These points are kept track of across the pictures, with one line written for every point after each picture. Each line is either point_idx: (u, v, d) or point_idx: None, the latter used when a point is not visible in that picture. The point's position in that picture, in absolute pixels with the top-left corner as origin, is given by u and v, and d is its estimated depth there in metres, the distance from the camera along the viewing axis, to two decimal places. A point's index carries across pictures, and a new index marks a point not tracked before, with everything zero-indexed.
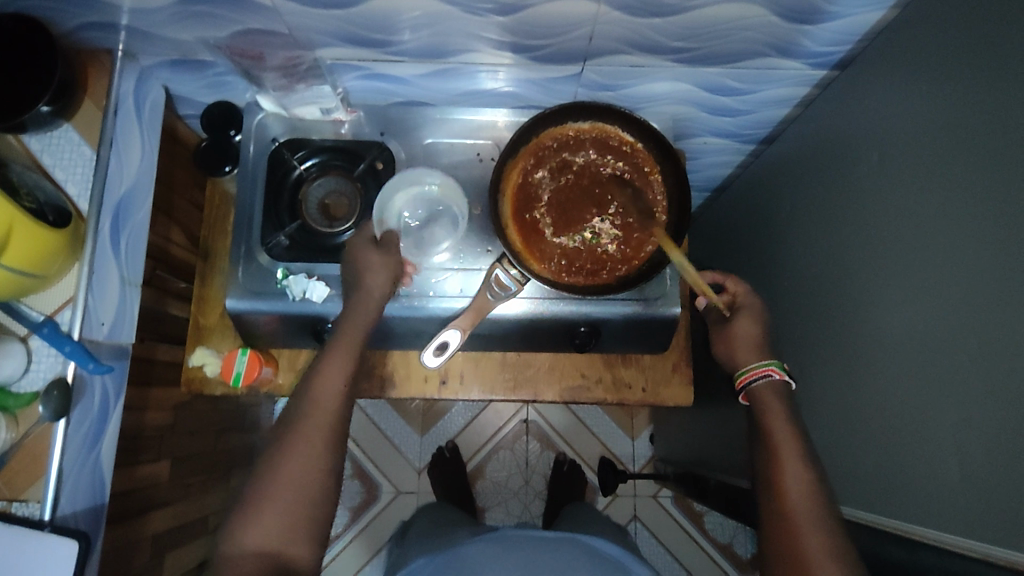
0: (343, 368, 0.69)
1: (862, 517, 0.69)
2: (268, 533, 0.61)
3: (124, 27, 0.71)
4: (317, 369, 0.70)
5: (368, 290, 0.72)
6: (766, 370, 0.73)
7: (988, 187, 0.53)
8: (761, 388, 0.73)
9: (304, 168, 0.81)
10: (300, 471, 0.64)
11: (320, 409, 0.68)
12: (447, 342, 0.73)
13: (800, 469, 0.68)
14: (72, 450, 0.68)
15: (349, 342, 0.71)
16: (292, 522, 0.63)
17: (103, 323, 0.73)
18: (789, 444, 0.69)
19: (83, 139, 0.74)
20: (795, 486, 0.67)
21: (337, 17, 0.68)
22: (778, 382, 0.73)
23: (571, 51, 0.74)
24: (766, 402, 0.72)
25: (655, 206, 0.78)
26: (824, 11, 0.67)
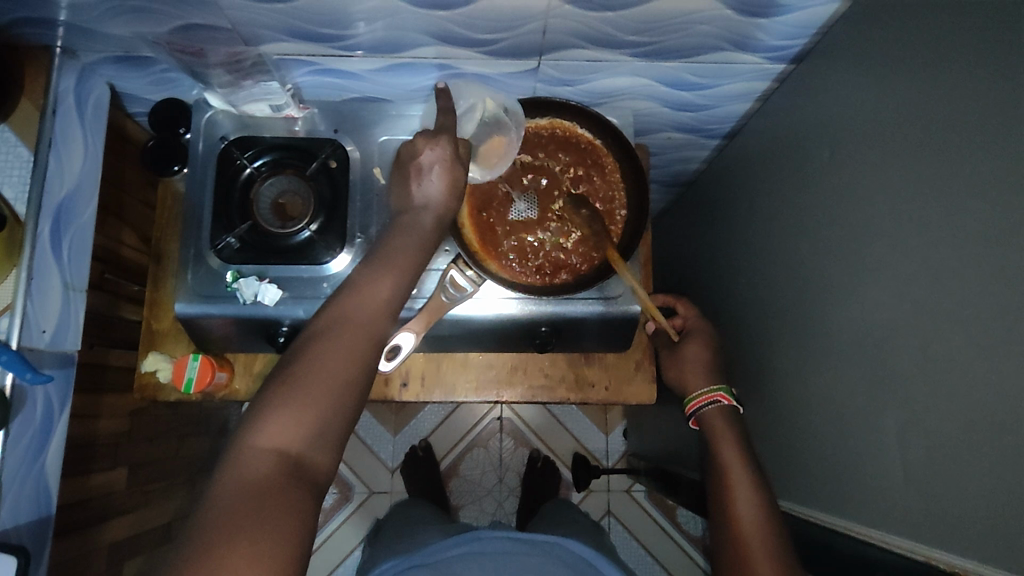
0: (400, 273, 0.60)
1: (815, 516, 0.69)
2: (288, 438, 0.49)
3: (61, 22, 0.68)
4: (373, 268, 0.59)
5: (425, 191, 0.63)
6: (716, 396, 0.74)
7: (938, 185, 0.52)
8: (711, 413, 0.74)
9: (254, 167, 0.78)
10: (335, 369, 0.52)
11: (369, 314, 0.56)
12: (398, 343, 0.70)
13: (743, 483, 0.67)
14: (12, 462, 0.66)
15: (413, 240, 0.62)
16: (320, 428, 0.50)
17: (45, 330, 0.71)
18: (734, 459, 0.69)
19: (19, 140, 0.71)
20: (743, 498, 0.66)
21: (280, 11, 0.66)
22: (727, 408, 0.74)
23: (525, 45, 0.73)
24: (713, 423, 0.73)
25: (612, 205, 0.77)
26: (777, 4, 0.65)
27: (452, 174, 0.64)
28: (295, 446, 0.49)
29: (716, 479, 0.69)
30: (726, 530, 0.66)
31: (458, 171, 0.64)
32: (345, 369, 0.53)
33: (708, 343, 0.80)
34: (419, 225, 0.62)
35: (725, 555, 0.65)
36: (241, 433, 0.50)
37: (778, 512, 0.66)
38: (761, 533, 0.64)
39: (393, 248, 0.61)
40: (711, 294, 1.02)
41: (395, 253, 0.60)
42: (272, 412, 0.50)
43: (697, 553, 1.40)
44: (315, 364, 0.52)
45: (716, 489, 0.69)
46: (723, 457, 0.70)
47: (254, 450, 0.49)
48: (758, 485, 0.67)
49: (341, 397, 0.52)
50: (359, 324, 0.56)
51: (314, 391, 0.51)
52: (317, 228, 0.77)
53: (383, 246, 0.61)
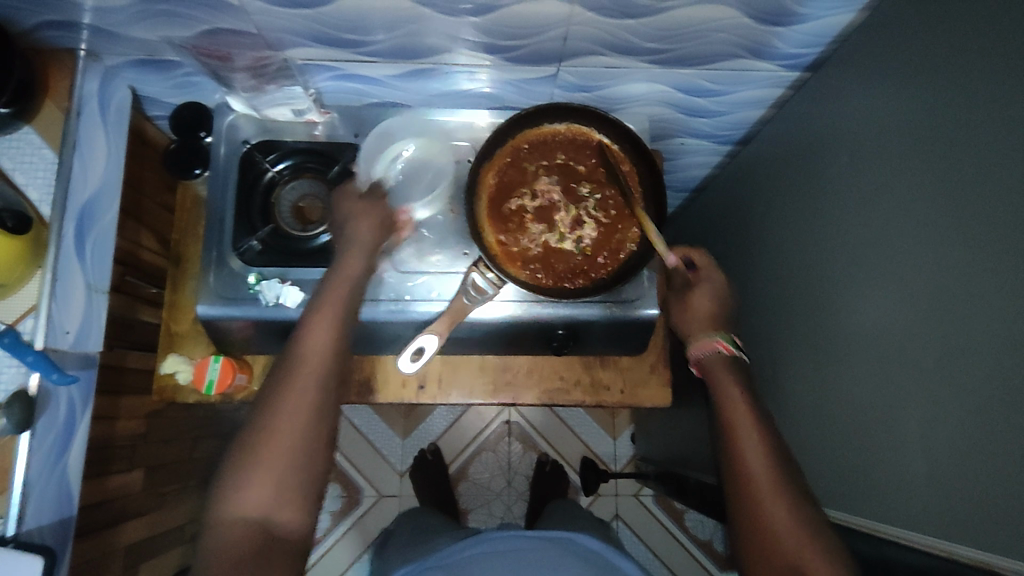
0: (334, 316, 0.65)
1: (837, 516, 0.69)
2: (259, 497, 0.57)
3: (87, 26, 0.69)
4: (305, 323, 0.65)
5: (352, 240, 0.70)
6: (716, 343, 0.71)
7: (955, 192, 0.54)
8: (711, 360, 0.71)
9: (275, 170, 0.80)
10: (290, 426, 0.59)
11: (307, 367, 0.62)
12: (422, 343, 0.72)
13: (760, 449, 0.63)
14: (36, 461, 0.66)
15: (342, 283, 0.67)
16: (282, 482, 0.58)
17: (68, 331, 0.71)
18: (746, 423, 0.65)
19: (44, 142, 0.72)
20: (762, 468, 0.62)
21: (305, 16, 0.66)
22: (727, 356, 0.70)
23: (545, 51, 0.74)
24: (716, 374, 0.69)
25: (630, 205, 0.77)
26: (795, 13, 0.67)
27: (380, 223, 0.72)
28: (263, 503, 0.57)
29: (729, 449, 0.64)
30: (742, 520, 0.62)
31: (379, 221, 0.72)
32: (304, 420, 0.60)
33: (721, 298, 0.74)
34: (350, 269, 0.68)
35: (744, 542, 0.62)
36: (224, 491, 0.57)
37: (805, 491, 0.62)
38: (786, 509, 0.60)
39: (327, 296, 0.66)
40: None
41: (329, 296, 0.66)
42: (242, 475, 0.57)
43: (705, 557, 1.41)
44: (273, 429, 0.59)
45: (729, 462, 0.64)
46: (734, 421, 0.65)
47: (233, 509, 0.56)
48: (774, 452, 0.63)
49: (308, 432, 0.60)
50: (308, 375, 0.62)
51: (273, 451, 0.58)
52: None
53: (318, 296, 0.67)
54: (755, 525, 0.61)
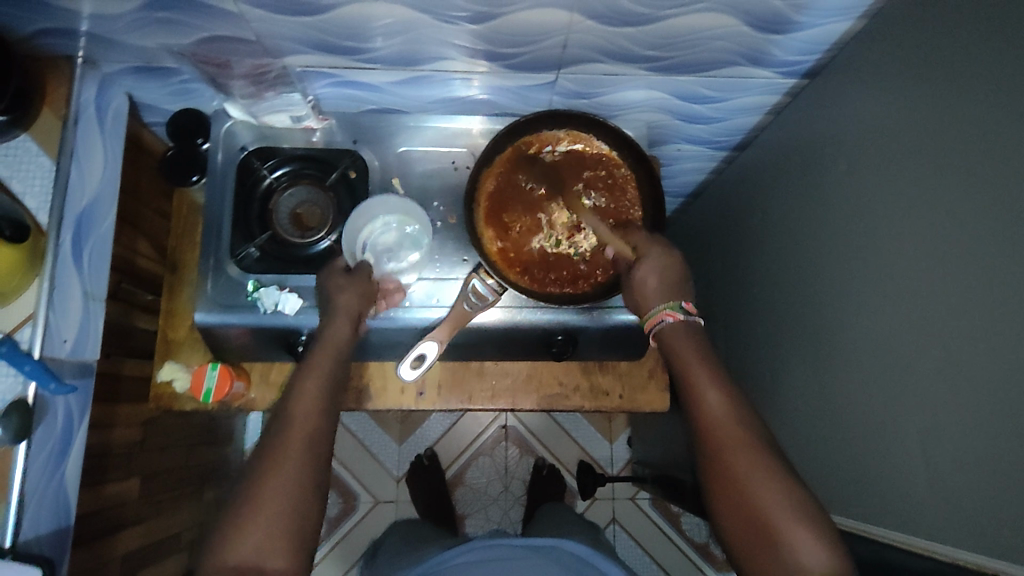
0: (322, 381, 0.66)
1: (839, 520, 0.70)
2: (254, 549, 0.56)
3: (84, 33, 0.68)
4: (294, 387, 0.65)
5: (337, 307, 0.70)
6: (663, 314, 0.70)
7: (951, 199, 0.54)
8: (666, 333, 0.70)
9: (274, 177, 0.80)
10: (281, 484, 0.59)
11: (295, 430, 0.62)
12: (425, 349, 0.72)
13: (737, 437, 0.63)
14: (34, 471, 0.66)
15: (330, 349, 0.68)
16: (276, 534, 0.57)
17: (66, 340, 0.71)
18: (721, 414, 0.65)
19: (41, 149, 0.71)
20: (743, 457, 0.62)
21: (306, 24, 0.66)
22: (678, 323, 0.70)
23: (545, 59, 0.74)
24: (673, 342, 0.69)
25: (627, 210, 0.78)
26: (793, 20, 0.67)
27: (363, 294, 0.72)
28: (256, 552, 0.56)
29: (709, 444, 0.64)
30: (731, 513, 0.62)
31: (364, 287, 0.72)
32: (296, 478, 0.60)
33: (668, 270, 0.71)
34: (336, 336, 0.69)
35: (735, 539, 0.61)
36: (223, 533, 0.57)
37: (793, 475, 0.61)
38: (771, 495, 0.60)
39: (313, 363, 0.67)
40: (720, 303, 1.04)
41: (315, 361, 0.67)
42: (235, 533, 0.56)
43: (701, 559, 1.41)
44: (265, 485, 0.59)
45: (709, 458, 0.64)
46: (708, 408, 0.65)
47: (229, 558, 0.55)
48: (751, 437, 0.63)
49: (306, 463, 0.61)
50: (299, 437, 0.62)
51: (264, 511, 0.57)
52: (336, 238, 0.80)
53: (307, 361, 0.68)
54: (742, 515, 0.60)
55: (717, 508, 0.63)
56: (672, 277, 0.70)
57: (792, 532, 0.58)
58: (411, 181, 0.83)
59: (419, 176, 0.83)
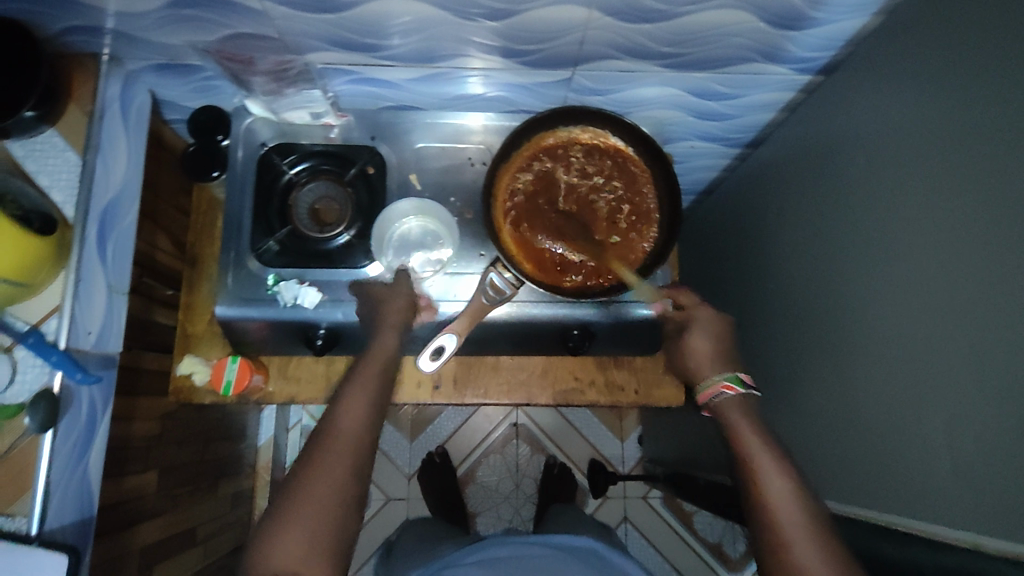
0: (364, 383, 0.67)
1: (858, 513, 0.70)
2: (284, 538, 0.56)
3: (109, 31, 0.70)
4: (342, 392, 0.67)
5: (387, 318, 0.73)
6: (722, 386, 0.71)
7: (970, 192, 0.55)
8: (722, 404, 0.70)
9: (294, 173, 0.82)
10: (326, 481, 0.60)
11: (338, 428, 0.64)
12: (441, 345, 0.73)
13: (764, 454, 0.65)
14: (59, 462, 0.66)
15: (378, 353, 0.70)
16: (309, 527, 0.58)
17: (90, 332, 0.72)
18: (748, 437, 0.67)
19: (68, 145, 0.72)
20: (770, 469, 0.64)
21: (327, 21, 0.67)
22: (738, 397, 0.70)
23: (562, 55, 0.75)
24: (727, 414, 0.70)
25: (632, 196, 0.79)
26: (810, 17, 0.68)
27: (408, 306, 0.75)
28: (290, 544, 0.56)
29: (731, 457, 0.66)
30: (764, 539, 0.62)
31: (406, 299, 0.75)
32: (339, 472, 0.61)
33: (717, 330, 0.75)
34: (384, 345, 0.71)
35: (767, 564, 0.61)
36: None
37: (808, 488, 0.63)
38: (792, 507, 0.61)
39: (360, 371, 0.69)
40: (733, 299, 1.04)
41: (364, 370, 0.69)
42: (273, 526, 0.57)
43: (712, 557, 1.41)
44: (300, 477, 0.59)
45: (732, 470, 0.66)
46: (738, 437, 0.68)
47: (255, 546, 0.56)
48: (778, 450, 0.65)
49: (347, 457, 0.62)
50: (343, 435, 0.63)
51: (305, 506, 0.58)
52: (354, 234, 0.80)
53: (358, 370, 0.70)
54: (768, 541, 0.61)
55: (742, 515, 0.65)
56: (721, 339, 0.74)
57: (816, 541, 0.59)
58: (428, 177, 0.83)
59: (435, 172, 0.84)
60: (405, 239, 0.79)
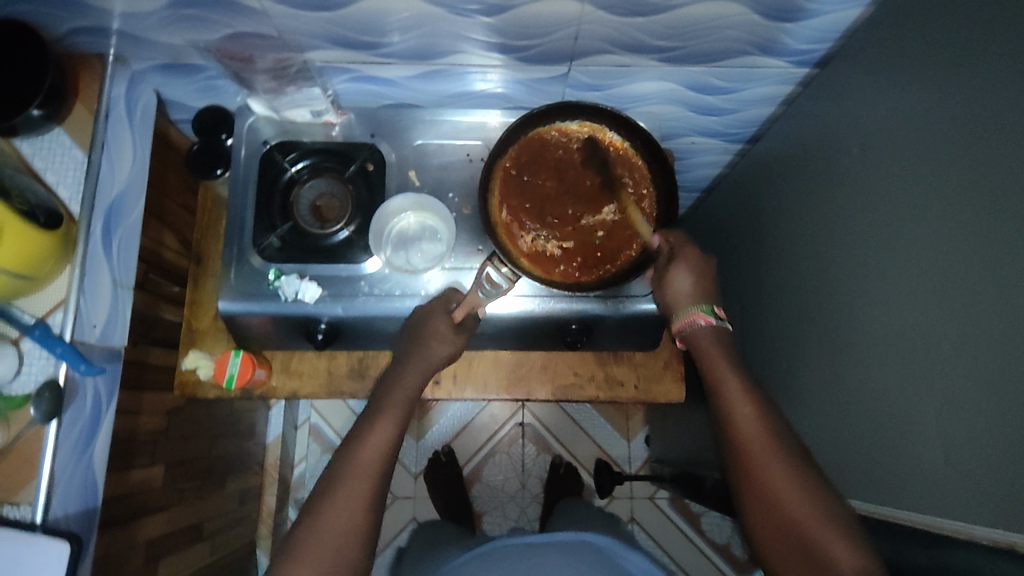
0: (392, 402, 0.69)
1: (872, 510, 0.67)
2: None
3: (114, 31, 0.71)
4: (372, 411, 0.68)
5: (429, 355, 0.71)
6: (695, 316, 0.72)
7: (963, 179, 0.54)
8: (695, 333, 0.72)
9: (295, 170, 0.83)
10: (340, 486, 0.61)
11: (358, 440, 0.65)
12: (455, 350, 0.73)
13: (761, 436, 0.63)
14: (63, 452, 0.68)
15: (413, 372, 0.71)
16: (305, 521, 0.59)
17: (95, 325, 0.73)
18: (749, 421, 0.64)
19: (74, 143, 0.74)
20: (768, 451, 0.62)
21: (323, 19, 0.68)
22: (710, 326, 0.72)
23: (557, 50, 0.75)
24: (702, 343, 0.71)
25: (621, 182, 0.78)
26: (804, 8, 0.68)
27: (452, 349, 0.73)
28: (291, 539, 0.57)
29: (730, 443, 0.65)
30: (777, 531, 0.60)
31: (458, 336, 0.73)
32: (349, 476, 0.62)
33: (697, 271, 0.74)
34: (413, 363, 0.71)
35: (784, 553, 0.60)
36: None
37: (821, 478, 0.61)
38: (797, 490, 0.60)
39: (393, 391, 0.70)
40: (735, 296, 1.04)
41: (393, 394, 0.69)
42: None
43: (720, 559, 1.40)
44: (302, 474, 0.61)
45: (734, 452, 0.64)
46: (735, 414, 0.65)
47: None
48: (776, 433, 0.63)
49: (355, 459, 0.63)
50: (357, 447, 0.64)
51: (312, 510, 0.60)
52: (354, 229, 0.81)
53: (389, 387, 0.70)
54: (782, 530, 0.60)
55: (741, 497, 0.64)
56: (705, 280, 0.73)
57: (817, 529, 0.58)
58: (427, 173, 0.84)
59: (434, 168, 0.84)
60: (401, 234, 0.80)
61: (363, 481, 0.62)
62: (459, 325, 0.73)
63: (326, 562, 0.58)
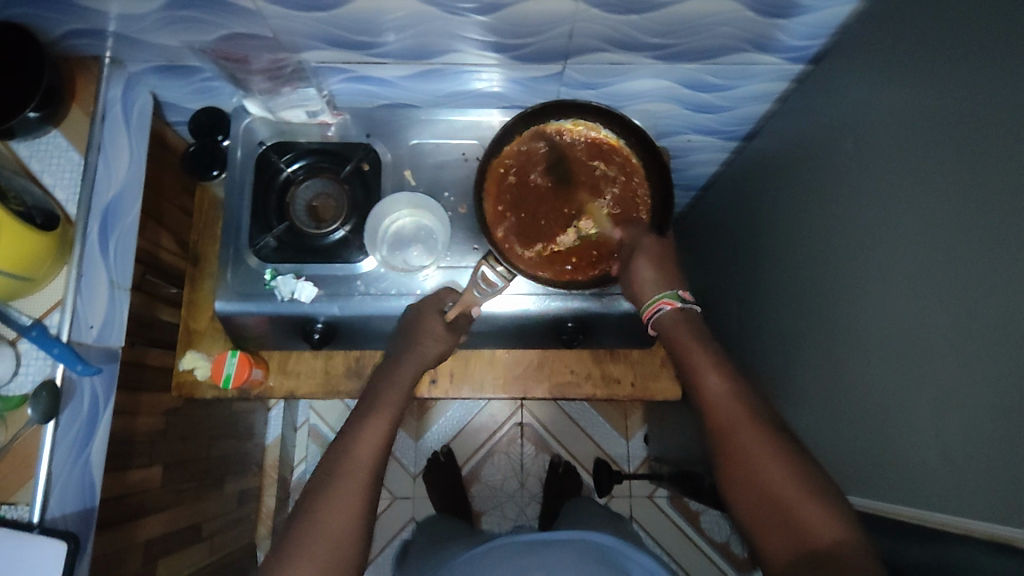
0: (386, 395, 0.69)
1: (870, 505, 0.67)
2: None
3: (111, 33, 0.72)
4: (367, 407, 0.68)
5: (422, 353, 0.72)
6: (661, 303, 0.71)
7: (956, 173, 0.54)
8: (664, 320, 0.72)
9: (292, 170, 0.83)
10: (336, 484, 0.61)
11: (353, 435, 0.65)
12: (446, 348, 0.75)
13: (735, 410, 0.64)
14: (60, 453, 0.68)
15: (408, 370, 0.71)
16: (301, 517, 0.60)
17: (92, 326, 0.73)
18: (722, 394, 0.66)
19: (71, 145, 0.75)
20: (743, 424, 0.63)
21: (318, 19, 0.69)
22: (677, 312, 0.71)
23: (552, 49, 0.75)
24: (674, 331, 0.71)
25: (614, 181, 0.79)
26: (797, 4, 0.68)
27: (443, 349, 0.74)
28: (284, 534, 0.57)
29: (715, 435, 0.65)
30: (752, 502, 0.61)
31: (451, 336, 0.75)
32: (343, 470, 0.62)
33: (659, 256, 0.72)
34: (408, 362, 0.72)
35: (758, 523, 0.60)
36: None
37: (798, 451, 0.61)
38: (784, 474, 0.59)
39: (387, 387, 0.70)
40: (731, 293, 1.04)
41: (389, 391, 0.69)
42: None
43: (720, 557, 1.40)
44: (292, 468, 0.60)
45: (719, 444, 0.64)
46: (709, 390, 0.66)
47: None
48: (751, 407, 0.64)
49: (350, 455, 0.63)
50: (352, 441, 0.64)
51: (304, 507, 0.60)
52: (350, 229, 0.81)
53: (384, 385, 0.70)
54: (757, 499, 0.60)
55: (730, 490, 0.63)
56: (665, 263, 0.72)
57: (792, 497, 0.58)
58: (423, 173, 0.84)
59: (430, 167, 0.84)
60: (399, 231, 0.80)
61: (359, 479, 0.63)
62: (452, 324, 0.75)
63: (322, 560, 0.58)
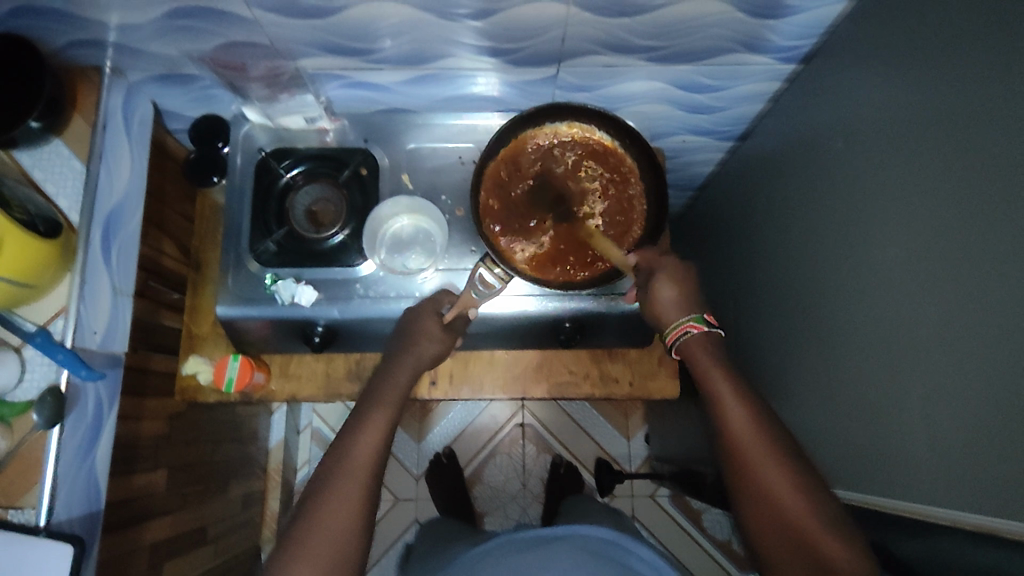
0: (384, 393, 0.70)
1: (860, 500, 0.68)
2: None
3: (111, 43, 0.73)
4: (365, 406, 0.69)
5: (418, 352, 0.72)
6: (688, 326, 0.68)
7: (943, 169, 0.55)
8: (689, 344, 0.69)
9: (290, 176, 0.84)
10: (337, 484, 0.62)
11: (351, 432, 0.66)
12: (444, 348, 0.74)
13: (760, 443, 0.62)
14: (66, 457, 0.69)
15: (403, 369, 0.71)
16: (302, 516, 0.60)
17: (96, 332, 0.75)
18: (746, 425, 0.63)
19: (73, 153, 0.76)
20: (767, 458, 0.61)
21: (315, 26, 0.70)
22: (703, 337, 0.68)
23: (545, 52, 0.76)
24: (695, 356, 0.68)
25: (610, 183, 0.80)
26: (786, 5, 0.69)
27: (440, 350, 0.74)
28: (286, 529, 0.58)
29: (733, 459, 0.64)
30: (777, 535, 0.61)
31: (447, 337, 0.74)
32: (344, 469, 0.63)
33: (682, 281, 0.70)
34: (405, 362, 0.71)
35: (783, 555, 0.61)
36: None
37: (816, 479, 0.61)
38: (807, 512, 0.60)
39: (384, 386, 0.70)
40: (728, 292, 1.05)
41: (387, 391, 0.70)
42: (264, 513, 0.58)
43: (722, 556, 1.40)
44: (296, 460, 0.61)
45: (741, 476, 0.63)
46: (733, 421, 0.64)
47: None
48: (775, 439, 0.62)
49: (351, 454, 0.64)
50: (351, 442, 0.65)
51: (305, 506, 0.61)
52: (348, 233, 0.82)
53: (381, 384, 0.71)
54: (782, 534, 0.61)
55: (747, 515, 0.63)
56: (685, 285, 0.70)
57: (819, 535, 0.59)
58: (420, 176, 0.85)
59: (427, 171, 0.85)
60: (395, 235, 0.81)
61: (361, 479, 0.63)
62: (449, 325, 0.75)
63: (324, 560, 0.59)
